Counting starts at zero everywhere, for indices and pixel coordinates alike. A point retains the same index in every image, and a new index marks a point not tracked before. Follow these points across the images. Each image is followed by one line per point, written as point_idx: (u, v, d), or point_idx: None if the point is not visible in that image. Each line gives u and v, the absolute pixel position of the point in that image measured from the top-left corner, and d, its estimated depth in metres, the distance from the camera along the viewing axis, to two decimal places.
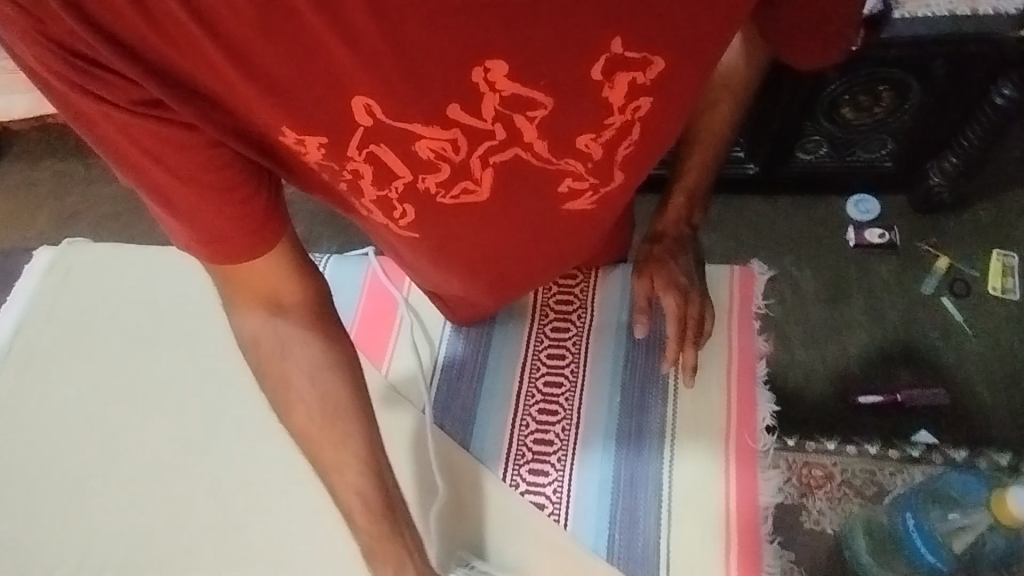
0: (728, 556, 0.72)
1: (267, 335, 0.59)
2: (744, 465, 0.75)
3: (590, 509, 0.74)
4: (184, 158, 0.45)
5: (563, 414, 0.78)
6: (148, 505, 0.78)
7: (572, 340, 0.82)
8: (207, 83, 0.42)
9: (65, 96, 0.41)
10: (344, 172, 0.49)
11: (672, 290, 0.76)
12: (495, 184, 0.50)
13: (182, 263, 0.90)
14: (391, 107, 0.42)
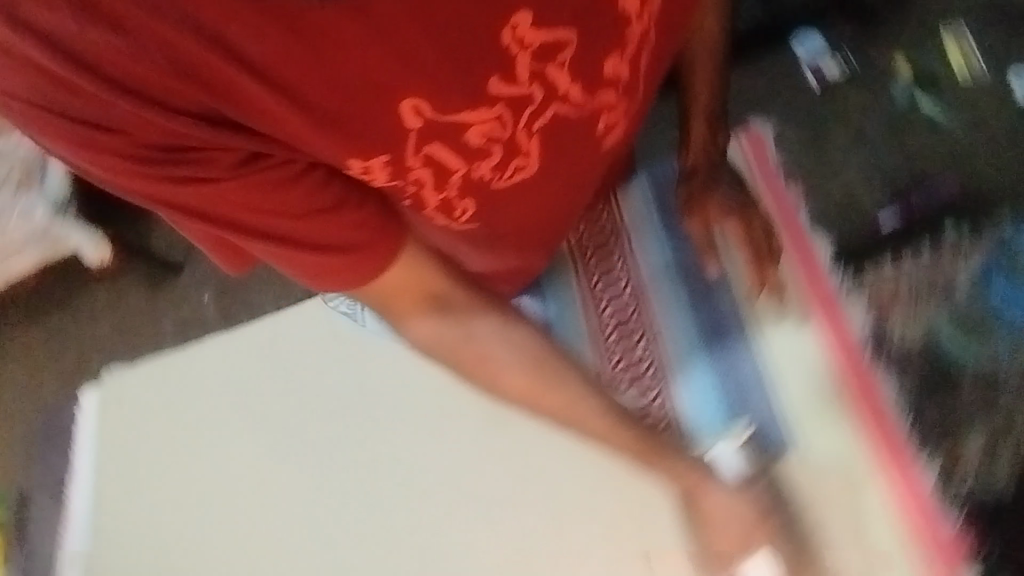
0: (847, 392, 0.75)
1: (448, 333, 0.61)
2: (827, 308, 0.79)
3: (702, 406, 0.76)
4: (284, 200, 0.47)
5: (639, 333, 0.81)
6: (289, 540, 0.91)
7: (619, 266, 0.84)
8: (269, 139, 0.45)
9: (160, 187, 0.45)
10: (407, 187, 0.51)
11: (729, 219, 0.80)
12: (541, 144, 0.54)
13: (219, 351, 1.04)
14: (437, 100, 0.47)
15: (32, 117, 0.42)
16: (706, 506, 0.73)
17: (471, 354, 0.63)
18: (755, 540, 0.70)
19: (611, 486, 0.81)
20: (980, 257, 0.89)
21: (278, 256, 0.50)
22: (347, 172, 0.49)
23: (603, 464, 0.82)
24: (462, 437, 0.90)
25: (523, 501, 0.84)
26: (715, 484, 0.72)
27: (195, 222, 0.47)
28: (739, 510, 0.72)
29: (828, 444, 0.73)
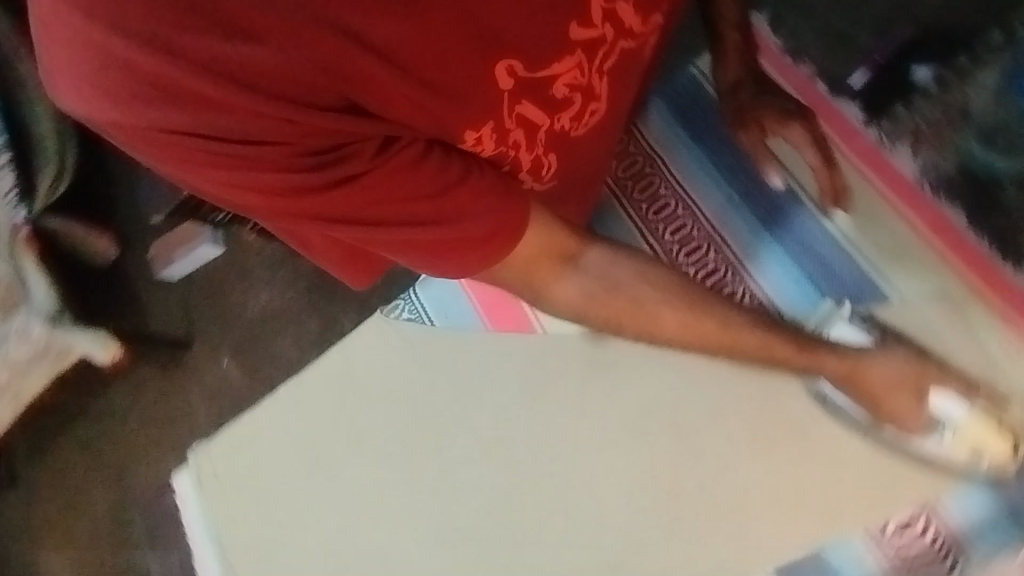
0: (919, 231, 0.78)
1: (596, 287, 0.66)
2: (878, 164, 0.81)
3: (790, 287, 0.80)
4: (418, 174, 0.57)
5: (705, 241, 0.84)
6: (425, 533, 0.95)
7: (661, 188, 0.87)
8: (407, 123, 0.57)
9: (318, 182, 0.54)
10: (509, 148, 0.65)
11: (791, 124, 0.78)
12: (607, 82, 0.68)
13: (292, 398, 1.06)
14: (527, 59, 0.60)
15: (190, 147, 0.52)
16: (870, 372, 0.67)
17: (615, 299, 0.66)
18: (927, 378, 0.66)
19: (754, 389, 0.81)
20: (994, 70, 0.81)
21: (386, 245, 0.59)
22: (461, 146, 0.61)
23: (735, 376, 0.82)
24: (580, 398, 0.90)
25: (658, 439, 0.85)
26: (865, 357, 0.68)
27: (345, 216, 0.56)
28: (902, 364, 0.67)
29: (919, 281, 0.76)
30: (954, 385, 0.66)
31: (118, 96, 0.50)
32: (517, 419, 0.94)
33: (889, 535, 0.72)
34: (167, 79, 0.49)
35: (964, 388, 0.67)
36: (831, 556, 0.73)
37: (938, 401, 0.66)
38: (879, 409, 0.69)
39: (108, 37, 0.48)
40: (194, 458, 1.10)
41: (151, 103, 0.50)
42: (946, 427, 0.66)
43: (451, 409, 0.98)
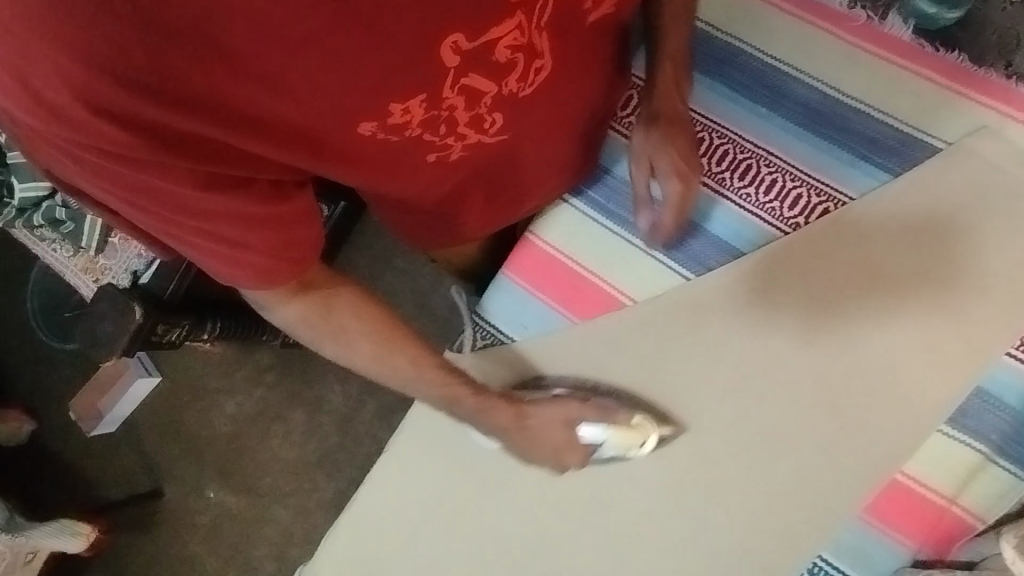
0: (933, 81, 0.82)
1: (309, 313, 0.77)
2: (875, 40, 0.85)
3: (849, 170, 0.83)
4: (288, 199, 0.68)
5: (750, 159, 0.87)
6: (592, 550, 0.89)
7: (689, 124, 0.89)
8: (336, 123, 0.65)
9: (199, 208, 0.63)
10: (443, 111, 0.70)
11: (666, 177, 0.85)
12: (551, 41, 0.72)
13: (384, 485, 0.95)
14: (468, 33, 0.63)
15: (97, 145, 0.56)
16: (532, 421, 0.86)
17: (336, 326, 0.79)
18: (578, 417, 0.86)
19: (855, 266, 0.83)
20: None
21: (229, 277, 0.70)
22: (394, 116, 0.67)
23: (835, 271, 0.83)
24: (695, 347, 0.88)
25: (782, 350, 0.85)
26: (529, 408, 0.86)
27: (209, 240, 0.66)
28: (553, 411, 0.86)
29: (955, 120, 0.81)
30: (607, 418, 0.85)
31: (70, 116, 0.54)
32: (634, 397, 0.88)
33: None
34: (107, 104, 0.54)
35: (608, 414, 0.86)
36: (990, 387, 0.78)
37: (586, 433, 0.85)
38: (544, 454, 0.87)
39: (46, 42, 0.50)
40: None
41: (82, 126, 0.54)
42: (602, 450, 0.86)
43: None
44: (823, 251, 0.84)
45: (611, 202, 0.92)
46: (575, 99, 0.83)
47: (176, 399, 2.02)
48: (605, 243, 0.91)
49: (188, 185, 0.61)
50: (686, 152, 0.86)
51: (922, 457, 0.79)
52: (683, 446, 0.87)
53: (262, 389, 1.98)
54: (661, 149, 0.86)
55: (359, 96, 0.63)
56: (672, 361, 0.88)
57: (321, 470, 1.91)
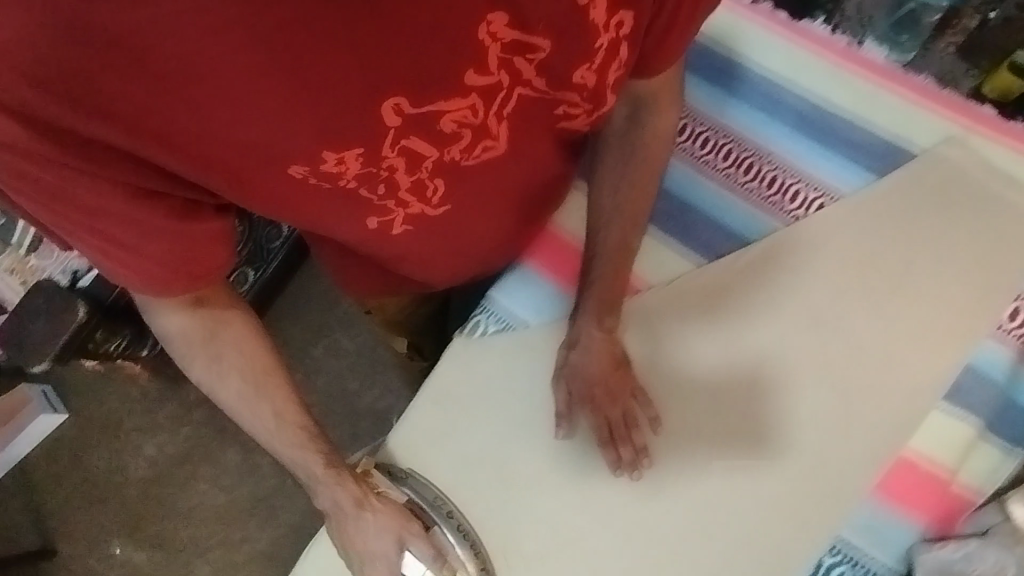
0: (905, 95, 0.93)
1: (190, 327, 0.80)
2: (854, 60, 0.95)
3: (838, 170, 0.92)
4: (193, 228, 0.69)
5: (752, 159, 0.94)
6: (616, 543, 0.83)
7: (697, 126, 0.96)
8: (265, 165, 0.66)
9: (96, 208, 0.64)
10: (381, 171, 0.72)
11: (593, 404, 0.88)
12: (505, 129, 0.76)
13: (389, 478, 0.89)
14: (413, 100, 0.66)
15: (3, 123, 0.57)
16: (369, 516, 0.83)
17: (216, 351, 0.83)
18: (407, 542, 0.82)
19: (855, 260, 0.89)
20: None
21: (119, 277, 0.70)
22: (326, 164, 0.68)
23: (837, 258, 0.89)
24: (711, 330, 0.88)
25: (793, 332, 0.88)
26: (368, 508, 0.83)
27: (102, 239, 0.66)
28: (391, 516, 0.83)
29: (930, 127, 0.91)
30: (430, 553, 0.82)
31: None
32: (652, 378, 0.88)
33: (1010, 330, 0.85)
34: (23, 100, 0.56)
35: (437, 555, 0.82)
36: (978, 364, 0.84)
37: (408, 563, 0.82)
38: (364, 554, 0.83)
39: None
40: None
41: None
42: None
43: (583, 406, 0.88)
44: (807, 301, 0.88)
45: None
46: (522, 193, 0.87)
47: (84, 438, 1.76)
48: None
49: (98, 188, 0.62)
50: (611, 367, 0.88)
51: (923, 433, 0.82)
52: (702, 430, 0.86)
53: (190, 427, 1.76)
54: (586, 365, 0.88)
55: (298, 139, 0.65)
56: (688, 345, 0.88)
57: (255, 517, 1.69)
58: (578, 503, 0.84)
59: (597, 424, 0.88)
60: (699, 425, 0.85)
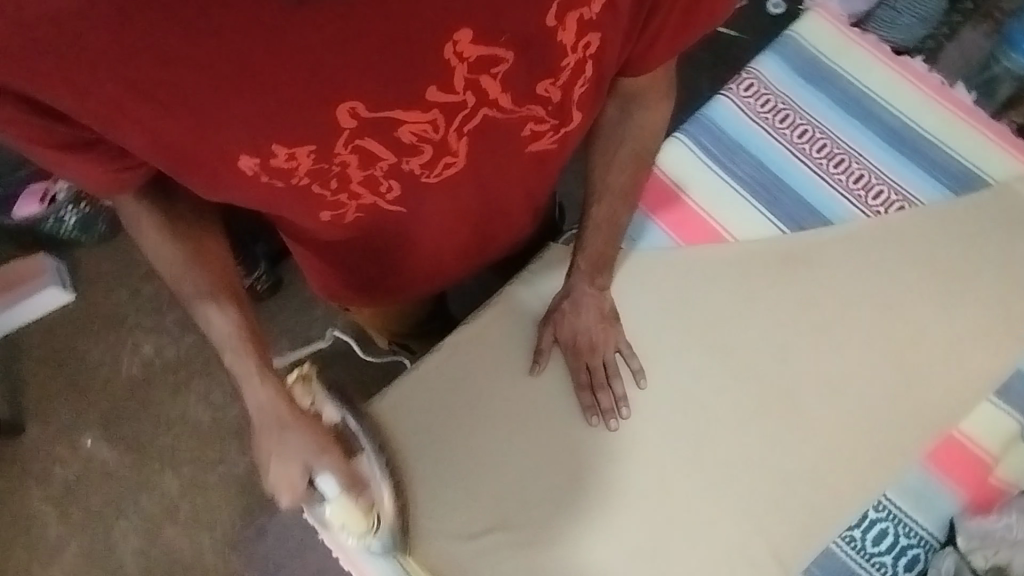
0: (986, 134, 1.05)
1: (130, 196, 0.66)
2: (946, 95, 1.07)
3: (922, 182, 1.02)
4: (107, 158, 0.57)
5: (846, 156, 1.04)
6: (702, 451, 0.86)
7: (799, 118, 1.07)
8: (194, 134, 0.54)
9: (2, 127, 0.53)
10: (333, 171, 0.59)
11: (579, 339, 0.88)
12: (467, 142, 0.62)
13: (470, 360, 0.89)
14: (369, 101, 0.55)
15: None
16: (292, 426, 0.70)
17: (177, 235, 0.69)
18: (318, 465, 0.70)
19: (932, 256, 0.97)
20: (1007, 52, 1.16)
21: None
22: (274, 160, 0.57)
23: (908, 250, 0.97)
24: (789, 290, 0.94)
25: (873, 305, 0.94)
26: (289, 415, 0.71)
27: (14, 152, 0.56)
28: (316, 434, 0.71)
29: (1006, 163, 1.03)
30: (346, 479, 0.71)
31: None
32: (740, 317, 0.92)
33: None
34: None
35: (353, 483, 0.73)
36: None
37: (320, 482, 0.70)
38: (268, 471, 0.70)
39: None
40: None
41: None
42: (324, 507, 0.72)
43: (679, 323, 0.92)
44: (881, 281, 0.95)
45: (725, 158, 1.04)
46: (499, 203, 0.75)
47: (82, 320, 1.57)
48: (715, 188, 1.02)
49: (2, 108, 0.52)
50: (598, 320, 0.88)
51: (973, 418, 0.90)
52: (779, 372, 0.90)
53: (195, 335, 1.55)
54: (576, 319, 0.88)
55: (232, 119, 0.53)
56: (773, 297, 0.93)
57: (238, 440, 1.48)
58: (660, 413, 0.88)
59: (578, 372, 0.88)
60: (771, 369, 0.90)
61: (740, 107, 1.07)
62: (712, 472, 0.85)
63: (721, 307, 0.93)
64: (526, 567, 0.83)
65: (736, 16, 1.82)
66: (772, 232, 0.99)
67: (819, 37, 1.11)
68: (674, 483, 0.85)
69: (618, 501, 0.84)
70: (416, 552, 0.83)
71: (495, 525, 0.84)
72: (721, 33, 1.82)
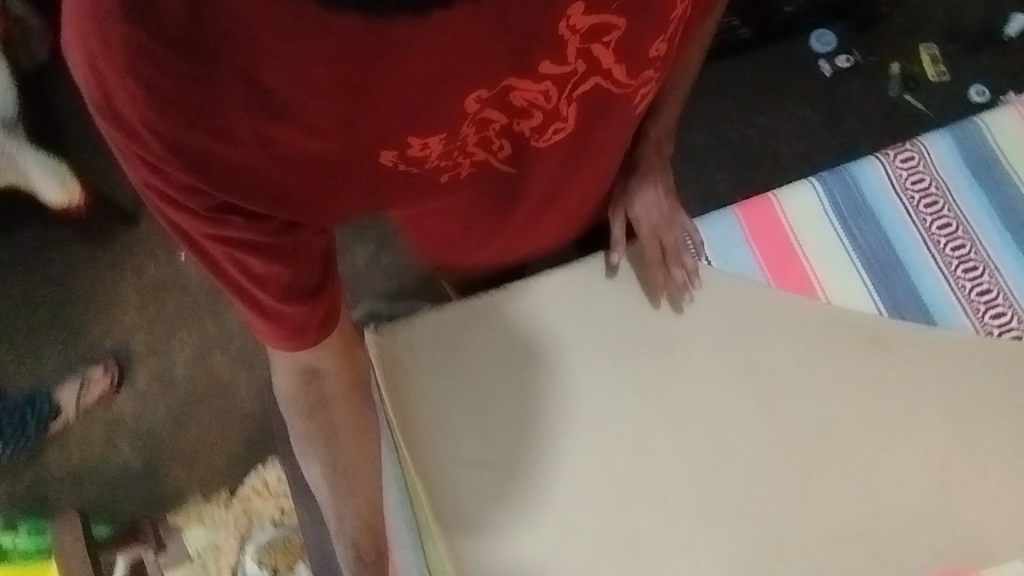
0: None
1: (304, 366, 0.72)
2: None
3: None
4: (309, 252, 0.61)
5: (982, 264, 0.97)
6: (711, 484, 0.88)
7: (945, 207, 1.00)
8: (354, 158, 0.56)
9: (219, 238, 0.57)
10: (455, 148, 0.60)
11: (649, 217, 0.94)
12: (579, 109, 0.62)
13: (534, 310, 0.92)
14: (489, 82, 0.54)
15: (152, 150, 0.51)
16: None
17: (341, 423, 0.76)
18: None
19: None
20: None
21: (242, 308, 0.62)
22: (409, 151, 0.57)
23: (1003, 378, 0.91)
24: (865, 371, 0.91)
25: (942, 423, 0.89)
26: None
27: (220, 271, 0.60)
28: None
29: None
30: None
31: (131, 124, 0.50)
32: (801, 377, 0.91)
33: None
34: (161, 131, 0.50)
35: None
36: None
37: None
38: None
39: (120, 58, 0.47)
40: (371, 347, 0.90)
41: (139, 135, 0.51)
42: None
43: (741, 359, 0.91)
44: (964, 402, 0.90)
45: (853, 218, 1.00)
46: (597, 171, 0.75)
47: None
48: (828, 244, 0.98)
49: (228, 220, 0.56)
50: (663, 196, 0.94)
51: (995, 569, 0.86)
52: (818, 445, 0.89)
53: None
54: (644, 199, 0.94)
55: (391, 129, 0.54)
56: (846, 373, 0.91)
57: None
58: (686, 437, 0.89)
59: (646, 251, 0.94)
60: (810, 438, 0.89)
61: (888, 176, 1.02)
62: (712, 508, 0.87)
63: (789, 360, 0.91)
64: (507, 515, 0.87)
65: (930, 88, 1.71)
66: (869, 310, 0.95)
67: (1006, 132, 1.03)
68: (670, 502, 0.87)
69: (614, 494, 0.87)
70: (417, 457, 0.88)
71: (494, 463, 0.88)
72: (907, 98, 1.71)
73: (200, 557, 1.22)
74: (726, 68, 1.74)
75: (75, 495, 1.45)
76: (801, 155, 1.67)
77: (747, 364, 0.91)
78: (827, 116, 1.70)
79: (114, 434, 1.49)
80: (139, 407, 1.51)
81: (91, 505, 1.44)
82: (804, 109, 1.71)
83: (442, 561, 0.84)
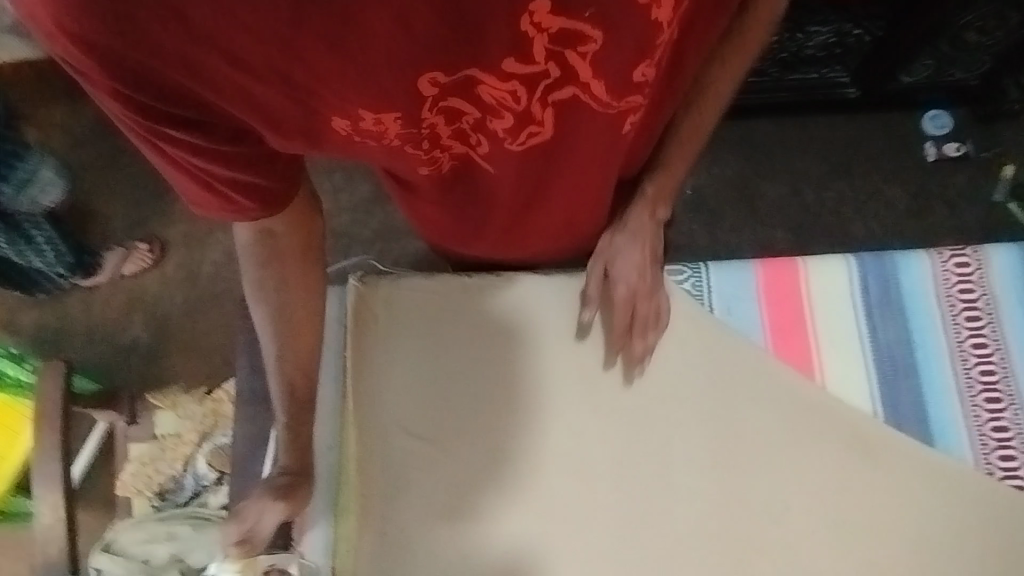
0: None
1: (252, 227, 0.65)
2: None
3: None
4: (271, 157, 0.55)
5: (1007, 400, 0.90)
6: (645, 529, 0.85)
7: (988, 327, 0.93)
8: (301, 108, 0.51)
9: (163, 139, 0.51)
10: (421, 133, 0.57)
11: (627, 281, 0.83)
12: (555, 115, 0.57)
13: (523, 304, 0.91)
14: (448, 68, 0.50)
15: (73, 51, 0.45)
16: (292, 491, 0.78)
17: (293, 338, 0.73)
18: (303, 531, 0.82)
19: (1006, 549, 0.85)
20: None
21: (199, 203, 0.57)
22: (361, 123, 0.53)
23: (984, 519, 0.85)
24: (841, 469, 0.86)
25: (904, 544, 0.84)
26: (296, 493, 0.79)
27: (170, 168, 0.54)
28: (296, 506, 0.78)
29: None
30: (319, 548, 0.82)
31: (45, 21, 0.44)
32: (771, 454, 0.87)
33: None
34: (83, 34, 0.44)
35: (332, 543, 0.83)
36: None
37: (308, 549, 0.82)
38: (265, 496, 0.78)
39: None
40: (352, 293, 0.91)
41: (57, 37, 0.44)
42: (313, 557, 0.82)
43: (716, 416, 0.88)
44: (935, 526, 0.85)
45: (880, 310, 0.93)
46: (591, 182, 0.68)
47: None
48: (844, 328, 0.93)
49: (169, 121, 0.50)
50: (644, 263, 0.82)
51: None
52: (766, 528, 0.85)
53: None
54: (624, 263, 0.82)
55: (337, 86, 0.49)
56: (819, 463, 0.86)
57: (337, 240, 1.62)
58: (634, 474, 0.86)
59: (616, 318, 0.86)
60: (759, 516, 0.85)
61: (934, 277, 0.95)
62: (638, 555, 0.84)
63: (768, 432, 0.87)
64: (439, 497, 0.85)
65: None
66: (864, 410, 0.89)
67: None
68: (596, 531, 0.85)
69: (546, 505, 0.86)
70: (365, 410, 0.88)
71: (432, 439, 0.87)
72: (1012, 208, 1.57)
73: (161, 441, 1.25)
74: (824, 123, 1.63)
75: (83, 350, 1.54)
76: (874, 237, 1.56)
77: (721, 424, 0.87)
78: (916, 202, 1.58)
79: (131, 308, 1.57)
80: (161, 290, 1.57)
81: (93, 367, 1.54)
82: (893, 188, 1.59)
83: (348, 517, 0.84)
